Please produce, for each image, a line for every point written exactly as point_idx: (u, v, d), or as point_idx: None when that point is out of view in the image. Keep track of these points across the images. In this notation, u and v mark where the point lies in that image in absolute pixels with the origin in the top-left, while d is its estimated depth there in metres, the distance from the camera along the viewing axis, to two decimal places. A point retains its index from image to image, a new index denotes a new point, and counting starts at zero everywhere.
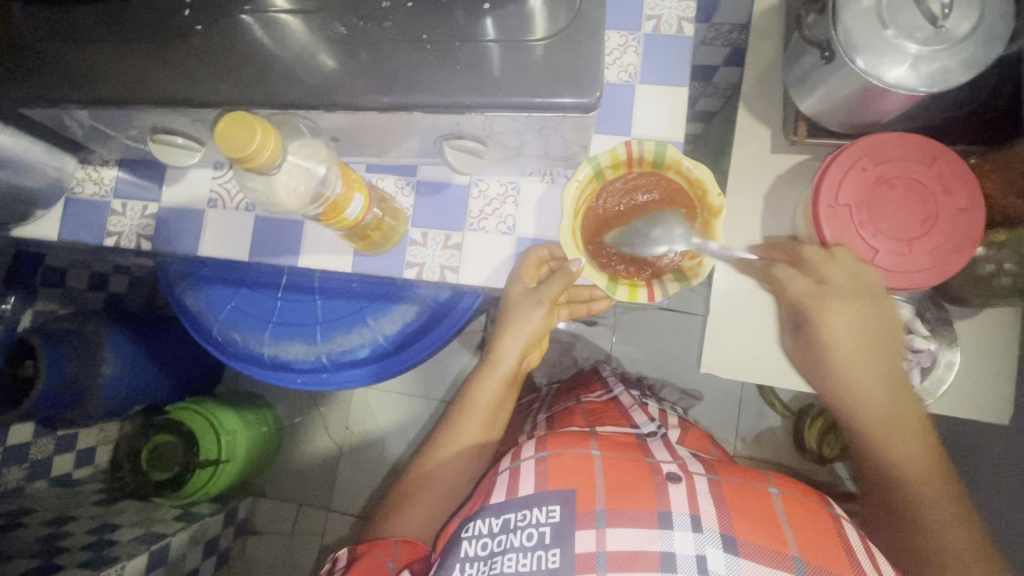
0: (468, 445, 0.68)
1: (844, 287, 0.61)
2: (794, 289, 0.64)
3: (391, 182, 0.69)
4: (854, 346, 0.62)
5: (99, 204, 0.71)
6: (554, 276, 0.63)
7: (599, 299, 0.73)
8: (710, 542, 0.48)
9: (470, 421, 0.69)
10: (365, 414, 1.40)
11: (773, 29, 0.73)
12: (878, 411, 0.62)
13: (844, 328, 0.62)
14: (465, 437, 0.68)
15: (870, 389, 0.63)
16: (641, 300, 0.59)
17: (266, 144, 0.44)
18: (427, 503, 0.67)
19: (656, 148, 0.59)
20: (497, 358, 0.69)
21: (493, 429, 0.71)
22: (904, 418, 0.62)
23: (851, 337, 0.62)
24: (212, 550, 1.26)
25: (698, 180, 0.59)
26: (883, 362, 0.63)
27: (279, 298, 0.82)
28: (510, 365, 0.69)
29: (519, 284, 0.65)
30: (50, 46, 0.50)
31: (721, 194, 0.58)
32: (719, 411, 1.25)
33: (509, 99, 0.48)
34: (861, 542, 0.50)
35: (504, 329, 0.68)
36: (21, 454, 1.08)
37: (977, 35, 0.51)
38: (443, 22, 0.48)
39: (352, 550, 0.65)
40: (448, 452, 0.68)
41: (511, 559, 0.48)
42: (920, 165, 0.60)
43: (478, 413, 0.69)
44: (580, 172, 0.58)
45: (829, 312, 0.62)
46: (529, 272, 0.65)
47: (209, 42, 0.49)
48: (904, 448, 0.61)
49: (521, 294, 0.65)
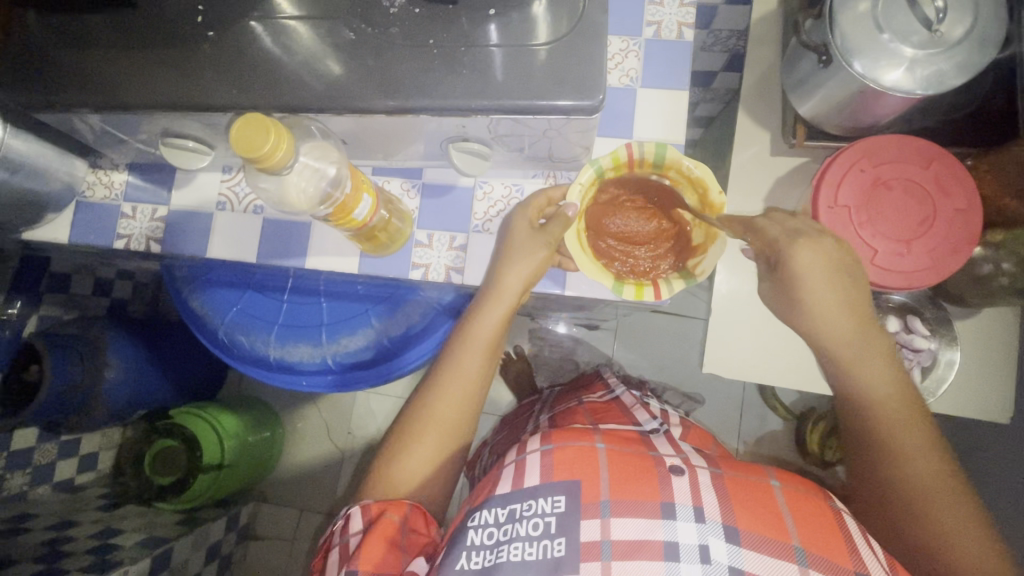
0: (469, 382, 0.62)
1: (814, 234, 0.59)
2: (771, 234, 0.60)
3: (396, 185, 0.70)
4: (826, 287, 0.57)
5: (109, 207, 0.72)
6: (551, 222, 0.60)
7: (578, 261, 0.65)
8: (712, 532, 0.49)
9: (467, 358, 0.61)
10: (367, 418, 1.41)
11: (770, 35, 0.74)
12: (848, 346, 0.58)
13: (815, 268, 0.57)
14: (465, 372, 0.61)
15: (838, 322, 0.58)
16: (648, 298, 0.60)
17: (279, 145, 0.45)
18: (426, 442, 0.60)
19: (656, 149, 0.60)
20: (499, 283, 0.61)
21: (488, 371, 0.64)
22: (872, 347, 0.58)
23: (820, 271, 0.57)
24: (214, 556, 1.25)
25: (699, 179, 0.60)
26: (855, 294, 0.58)
27: (284, 301, 0.83)
28: (513, 290, 0.60)
29: (523, 219, 0.62)
30: (63, 53, 0.51)
31: (723, 192, 0.60)
32: (721, 414, 1.26)
33: (514, 103, 0.49)
34: (860, 531, 0.51)
35: (506, 258, 0.61)
36: (23, 460, 1.09)
37: (971, 39, 0.52)
38: (449, 28, 0.49)
39: (365, 513, 0.57)
40: (449, 389, 0.61)
41: (518, 548, 0.49)
42: (916, 167, 0.61)
43: (478, 347, 0.62)
44: (582, 175, 0.60)
45: (799, 253, 0.58)
46: (534, 210, 0.63)
47: (220, 50, 0.50)
48: (874, 379, 0.57)
49: (524, 232, 0.61)
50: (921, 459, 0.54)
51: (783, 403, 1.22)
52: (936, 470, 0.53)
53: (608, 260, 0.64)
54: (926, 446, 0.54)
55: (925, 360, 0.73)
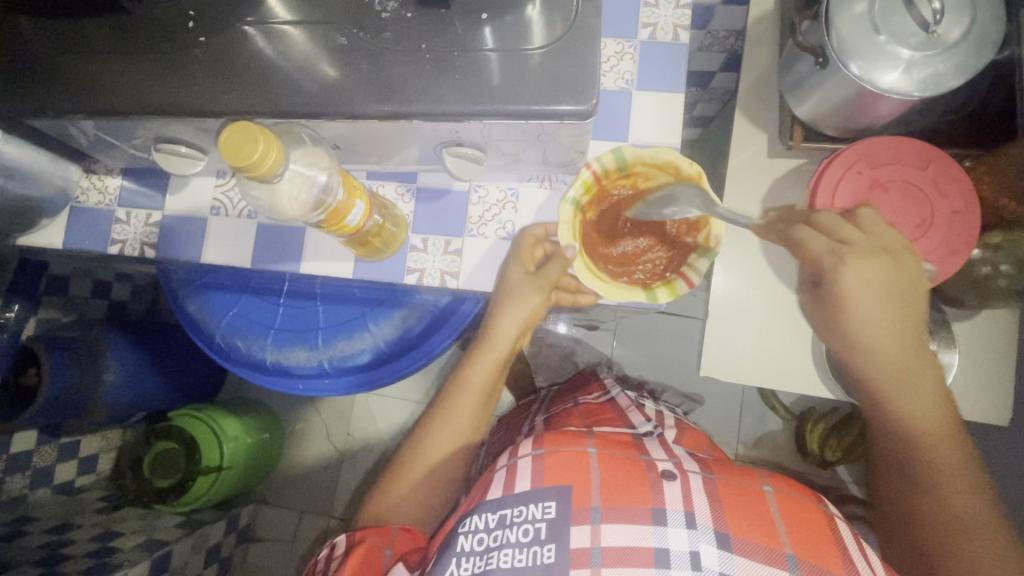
0: (465, 422, 0.68)
1: (865, 248, 0.56)
2: (811, 249, 0.58)
3: (391, 189, 0.70)
4: (878, 316, 0.56)
5: (104, 212, 0.71)
6: (547, 265, 0.63)
7: (586, 291, 0.69)
8: (703, 538, 0.48)
9: (465, 402, 0.68)
10: (366, 419, 1.41)
11: (767, 36, 0.74)
12: (897, 375, 0.58)
13: (868, 292, 0.56)
14: (461, 415, 0.68)
15: (890, 352, 0.58)
16: (683, 290, 0.61)
17: (269, 153, 0.45)
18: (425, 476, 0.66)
19: (613, 156, 0.61)
20: (493, 336, 0.66)
21: (484, 413, 0.70)
22: (920, 376, 0.58)
23: (876, 301, 0.56)
24: (214, 558, 1.26)
25: (666, 162, 0.61)
26: (908, 322, 0.57)
27: (280, 305, 0.83)
28: (504, 349, 0.67)
29: (518, 268, 0.64)
30: (54, 59, 0.50)
31: (692, 161, 0.60)
32: (720, 414, 1.26)
33: (508, 107, 0.48)
34: (854, 541, 0.51)
35: (498, 308, 0.65)
36: (24, 463, 1.09)
37: (969, 40, 0.52)
38: (441, 32, 0.49)
39: (351, 536, 0.62)
40: (447, 435, 0.68)
41: (508, 555, 0.49)
42: (914, 169, 0.61)
43: (473, 391, 0.67)
44: (564, 212, 0.60)
45: (848, 277, 0.56)
46: (526, 255, 0.65)
47: (212, 55, 0.50)
48: (916, 407, 0.59)
49: (519, 278, 0.64)
50: (958, 490, 0.57)
51: (783, 403, 1.21)
52: (973, 500, 0.56)
53: (628, 274, 0.64)
54: (964, 474, 0.57)
55: None
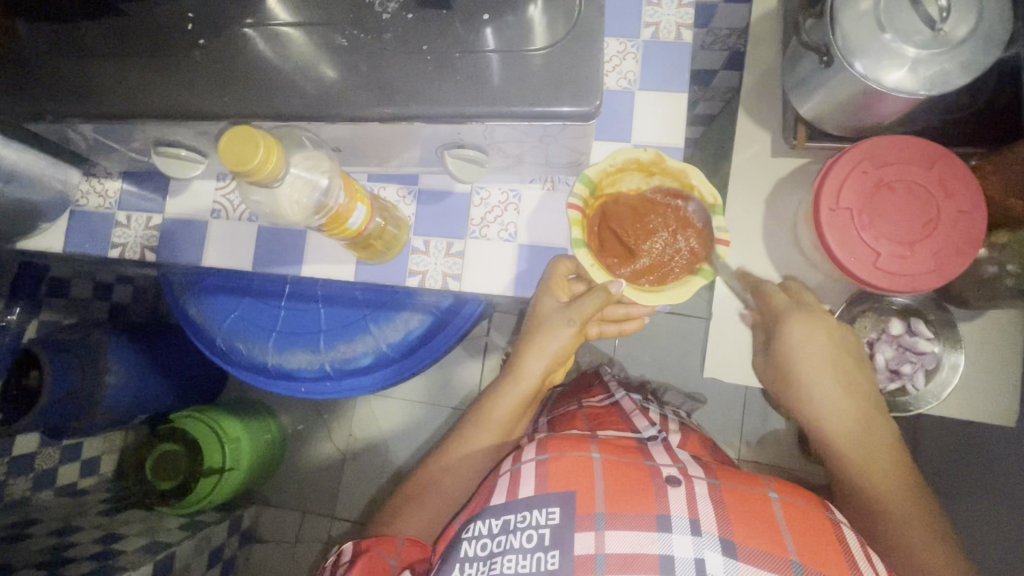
0: (473, 456, 0.68)
1: (809, 311, 0.65)
2: (775, 302, 0.67)
3: (392, 192, 0.69)
4: (818, 368, 0.65)
5: (103, 215, 0.71)
6: (581, 299, 0.63)
7: (629, 320, 0.72)
8: (708, 546, 0.48)
9: (476, 431, 0.68)
10: (368, 421, 1.40)
11: (771, 34, 0.73)
12: (844, 426, 0.65)
13: (807, 346, 0.65)
14: (471, 449, 0.68)
15: (835, 403, 0.66)
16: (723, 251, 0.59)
17: (268, 158, 0.45)
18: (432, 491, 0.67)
19: (582, 184, 0.60)
20: (519, 375, 0.68)
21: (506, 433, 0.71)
22: (869, 428, 0.65)
23: (812, 355, 0.65)
24: (217, 559, 1.26)
25: (626, 160, 0.61)
26: (844, 377, 0.66)
27: (281, 307, 0.82)
28: (529, 384, 0.68)
29: (550, 300, 0.65)
30: (54, 62, 0.50)
31: (644, 147, 0.60)
32: (723, 414, 1.25)
33: (509, 109, 0.48)
34: (859, 545, 0.51)
35: (530, 344, 0.67)
36: (25, 465, 1.09)
37: (976, 38, 0.51)
38: (443, 33, 0.48)
39: (356, 544, 0.63)
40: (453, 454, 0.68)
41: (511, 560, 0.49)
42: (920, 168, 0.60)
43: (492, 427, 0.68)
44: (582, 257, 0.57)
45: (794, 330, 0.64)
46: (559, 288, 0.65)
47: (212, 58, 0.49)
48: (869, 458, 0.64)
49: (553, 308, 0.65)
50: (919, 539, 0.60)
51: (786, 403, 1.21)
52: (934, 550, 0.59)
53: (670, 272, 0.62)
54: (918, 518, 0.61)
55: (930, 362, 0.72)
